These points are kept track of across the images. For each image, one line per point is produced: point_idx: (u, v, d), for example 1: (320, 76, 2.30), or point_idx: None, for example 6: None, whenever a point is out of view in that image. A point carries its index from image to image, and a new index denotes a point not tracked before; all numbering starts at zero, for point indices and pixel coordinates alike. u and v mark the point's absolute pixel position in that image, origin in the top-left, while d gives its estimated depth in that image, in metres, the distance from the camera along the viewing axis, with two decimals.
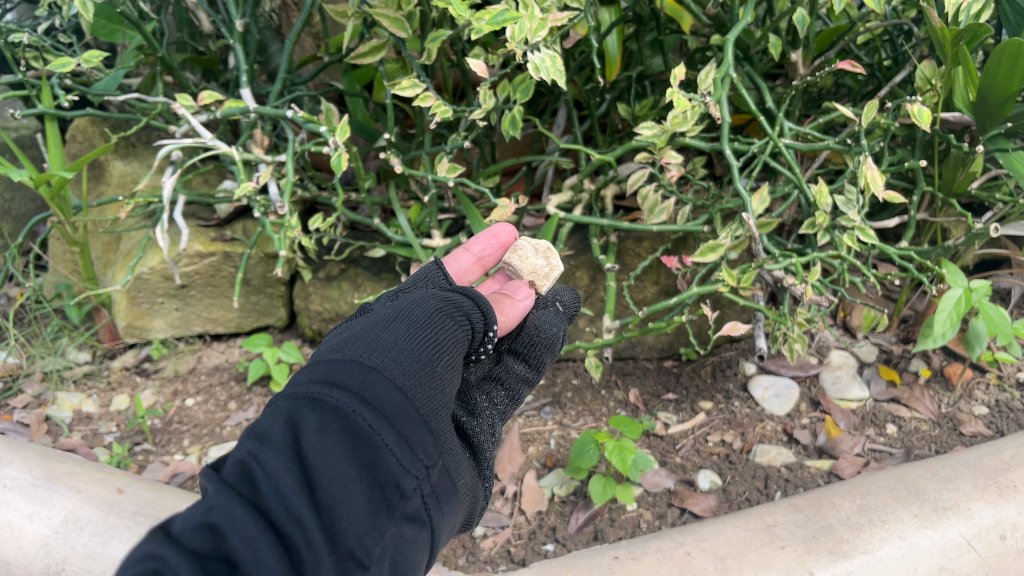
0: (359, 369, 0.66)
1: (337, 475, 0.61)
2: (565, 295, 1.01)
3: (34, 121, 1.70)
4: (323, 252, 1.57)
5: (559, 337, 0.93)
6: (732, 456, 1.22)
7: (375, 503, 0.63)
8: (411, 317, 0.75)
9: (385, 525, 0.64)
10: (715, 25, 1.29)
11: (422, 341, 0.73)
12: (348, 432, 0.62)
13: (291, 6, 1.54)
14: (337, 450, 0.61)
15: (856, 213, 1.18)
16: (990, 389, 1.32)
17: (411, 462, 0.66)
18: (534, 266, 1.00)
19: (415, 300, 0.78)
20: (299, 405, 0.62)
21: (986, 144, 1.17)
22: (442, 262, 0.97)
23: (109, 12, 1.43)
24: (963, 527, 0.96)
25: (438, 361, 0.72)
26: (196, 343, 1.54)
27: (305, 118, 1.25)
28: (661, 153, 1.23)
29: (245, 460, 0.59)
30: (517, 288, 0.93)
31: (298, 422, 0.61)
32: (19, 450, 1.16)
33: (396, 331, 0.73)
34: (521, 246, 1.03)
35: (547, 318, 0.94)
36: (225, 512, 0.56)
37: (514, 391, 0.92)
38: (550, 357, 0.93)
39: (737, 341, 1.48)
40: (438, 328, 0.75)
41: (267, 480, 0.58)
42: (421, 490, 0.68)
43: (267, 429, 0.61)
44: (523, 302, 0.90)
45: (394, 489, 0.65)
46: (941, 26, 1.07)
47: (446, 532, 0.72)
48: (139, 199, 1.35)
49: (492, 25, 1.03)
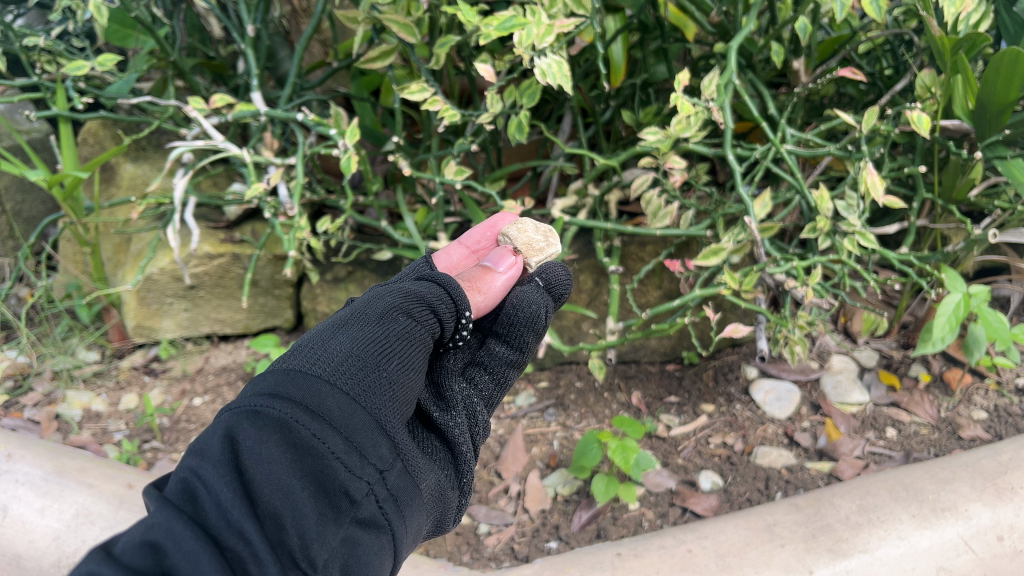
0: (303, 379, 0.65)
1: (279, 486, 0.60)
2: (555, 273, 0.96)
3: (46, 124, 1.73)
4: (332, 254, 1.59)
5: (541, 314, 0.88)
6: (733, 457, 1.23)
7: (321, 510, 0.62)
8: (363, 319, 0.74)
9: (336, 532, 0.63)
10: (718, 33, 1.31)
11: (371, 343, 0.72)
12: (289, 442, 0.61)
13: (301, 13, 1.56)
14: (277, 461, 0.60)
15: (857, 218, 1.20)
16: (989, 394, 1.34)
17: (361, 467, 0.65)
18: (529, 239, 1.02)
19: (370, 301, 0.77)
20: (238, 419, 0.61)
21: (985, 152, 1.19)
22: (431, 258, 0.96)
23: (121, 17, 1.44)
24: (962, 528, 0.97)
25: (389, 362, 0.72)
26: (204, 343, 1.56)
27: (315, 121, 1.27)
28: (664, 158, 1.25)
29: (184, 478, 0.58)
30: (500, 258, 0.94)
31: (236, 436, 0.60)
32: (30, 446, 1.18)
33: (347, 336, 0.72)
34: (521, 221, 1.04)
35: (529, 295, 0.90)
36: (165, 529, 0.54)
37: (499, 375, 0.90)
38: (533, 336, 0.88)
39: (739, 345, 1.50)
40: (391, 329, 0.74)
41: (208, 496, 0.57)
42: (375, 495, 0.67)
43: (204, 444, 0.60)
44: (503, 273, 0.91)
45: (343, 496, 0.64)
46: (941, 35, 1.09)
47: (411, 537, 0.71)
48: (150, 200, 1.37)
49: (500, 31, 1.06)
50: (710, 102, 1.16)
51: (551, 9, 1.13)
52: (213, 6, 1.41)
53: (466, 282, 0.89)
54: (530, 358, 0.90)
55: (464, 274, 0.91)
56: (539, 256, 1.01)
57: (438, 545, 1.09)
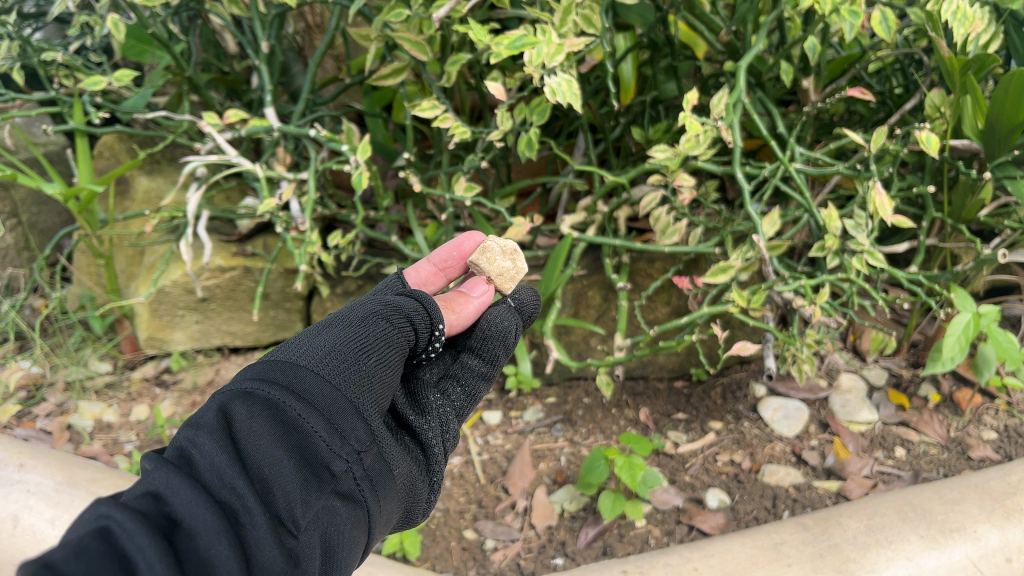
0: (288, 368, 0.69)
1: (267, 455, 0.62)
2: (524, 294, 0.98)
3: (63, 137, 1.76)
4: (342, 268, 1.60)
5: (512, 331, 0.92)
6: (741, 475, 1.23)
7: (305, 479, 0.64)
8: (345, 321, 0.77)
9: (318, 499, 0.65)
10: (728, 52, 1.31)
11: (354, 338, 0.75)
12: (276, 418, 0.64)
13: (314, 29, 1.59)
14: (266, 433, 0.63)
15: (866, 237, 1.19)
16: (999, 414, 1.33)
17: (340, 446, 0.68)
18: (501, 269, 1.00)
19: (350, 307, 0.80)
20: (230, 398, 0.64)
21: (995, 171, 1.19)
22: (404, 274, 0.97)
23: (139, 33, 1.45)
24: (970, 550, 0.97)
25: (370, 357, 0.74)
26: (215, 356, 1.57)
27: (327, 137, 1.29)
28: (673, 176, 1.25)
29: (180, 446, 0.60)
30: (473, 285, 0.97)
31: (229, 411, 0.63)
32: (42, 458, 1.19)
33: (330, 333, 0.75)
34: (488, 247, 1.01)
35: (500, 313, 0.93)
36: (165, 480, 0.56)
37: (471, 387, 0.91)
38: (504, 351, 0.92)
39: (748, 362, 1.50)
40: (372, 328, 0.77)
41: (203, 458, 0.59)
42: (353, 472, 0.69)
43: (199, 418, 0.62)
44: (477, 298, 0.94)
45: (323, 469, 0.67)
46: (950, 55, 1.10)
47: (384, 520, 0.72)
48: (164, 213, 1.38)
49: (511, 50, 1.06)
50: (718, 121, 1.15)
51: (561, 28, 1.12)
52: (228, 23, 1.42)
53: (441, 301, 0.91)
54: (500, 372, 0.93)
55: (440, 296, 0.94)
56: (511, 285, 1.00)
57: (444, 560, 1.09)
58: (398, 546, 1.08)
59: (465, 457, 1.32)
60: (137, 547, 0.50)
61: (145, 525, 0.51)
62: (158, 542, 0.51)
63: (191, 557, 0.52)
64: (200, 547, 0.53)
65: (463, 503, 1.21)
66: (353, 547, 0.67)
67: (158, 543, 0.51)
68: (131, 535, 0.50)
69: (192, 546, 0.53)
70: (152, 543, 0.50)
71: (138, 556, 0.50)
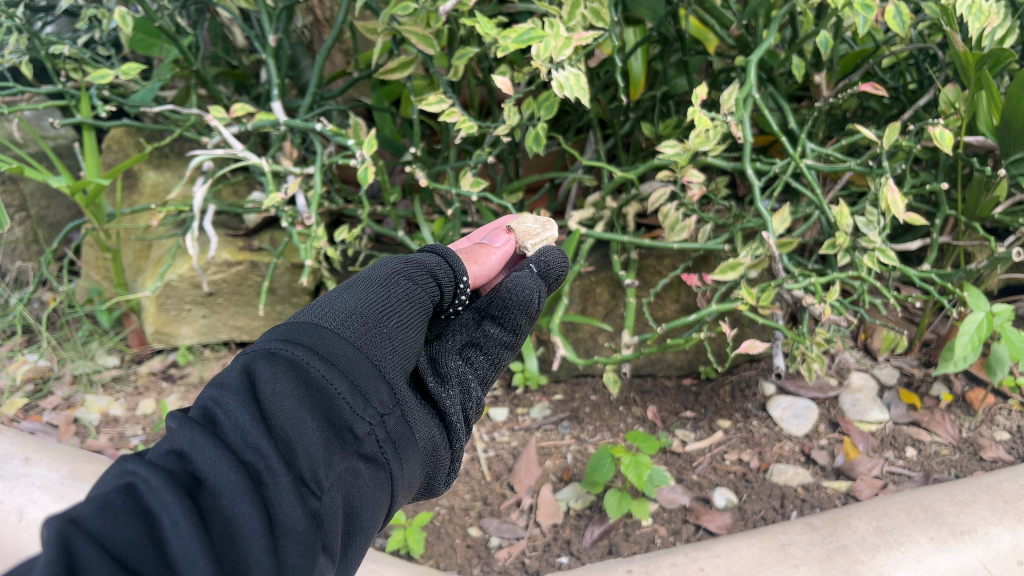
0: (312, 330, 0.67)
1: (292, 416, 0.60)
2: (551, 256, 0.96)
3: (71, 131, 1.77)
4: (349, 263, 1.60)
5: (535, 298, 0.89)
6: (749, 474, 1.21)
7: (329, 440, 0.63)
8: (367, 282, 0.76)
9: (341, 461, 0.64)
10: (739, 47, 1.29)
11: (375, 302, 0.74)
12: (300, 380, 0.63)
13: (323, 23, 1.59)
14: (291, 393, 0.61)
15: (878, 235, 1.17)
16: (1012, 414, 1.31)
17: (364, 408, 0.67)
18: (527, 228, 1.01)
19: (372, 268, 0.79)
20: (253, 358, 0.62)
21: (1009, 168, 1.17)
22: (440, 251, 0.85)
23: (146, 26, 1.48)
24: (981, 552, 0.95)
25: (389, 320, 0.73)
26: (222, 350, 1.57)
27: (333, 131, 1.27)
28: (681, 172, 1.23)
29: (205, 406, 0.58)
30: (495, 236, 0.99)
31: (253, 371, 0.61)
32: (48, 451, 1.19)
33: (353, 295, 0.74)
34: (522, 216, 1.04)
35: (523, 278, 0.90)
36: (189, 439, 0.54)
37: (494, 356, 0.91)
38: (526, 320, 0.89)
39: (758, 360, 1.49)
40: (393, 289, 0.76)
41: (227, 419, 0.57)
42: (375, 434, 0.68)
43: (222, 377, 0.60)
44: (499, 250, 0.96)
45: (347, 431, 0.65)
46: (964, 50, 1.07)
47: (405, 483, 0.72)
48: (171, 207, 1.35)
49: (518, 44, 1.05)
50: (728, 116, 1.13)
51: (570, 21, 1.12)
52: (236, 16, 1.41)
53: (465, 253, 0.92)
54: (522, 340, 0.92)
55: (462, 249, 0.95)
56: (534, 241, 1.00)
57: (448, 558, 1.09)
58: (402, 543, 1.07)
59: (471, 453, 1.32)
60: (162, 504, 0.47)
61: (171, 483, 0.49)
62: (183, 499, 0.48)
63: (215, 516, 0.50)
64: (224, 506, 0.51)
65: (468, 500, 1.21)
66: (373, 510, 0.66)
67: (184, 501, 0.48)
68: (156, 492, 0.48)
69: (216, 505, 0.51)
70: (178, 500, 0.48)
71: (163, 513, 0.47)
